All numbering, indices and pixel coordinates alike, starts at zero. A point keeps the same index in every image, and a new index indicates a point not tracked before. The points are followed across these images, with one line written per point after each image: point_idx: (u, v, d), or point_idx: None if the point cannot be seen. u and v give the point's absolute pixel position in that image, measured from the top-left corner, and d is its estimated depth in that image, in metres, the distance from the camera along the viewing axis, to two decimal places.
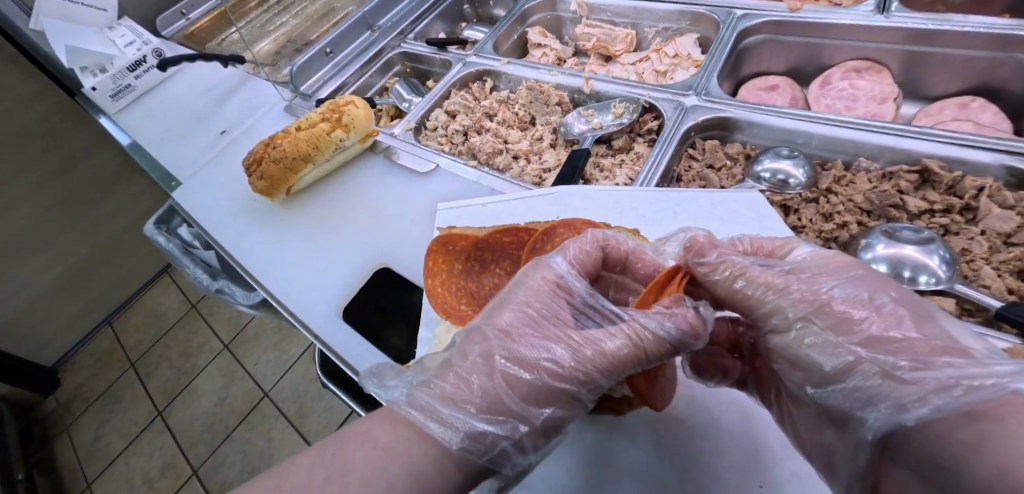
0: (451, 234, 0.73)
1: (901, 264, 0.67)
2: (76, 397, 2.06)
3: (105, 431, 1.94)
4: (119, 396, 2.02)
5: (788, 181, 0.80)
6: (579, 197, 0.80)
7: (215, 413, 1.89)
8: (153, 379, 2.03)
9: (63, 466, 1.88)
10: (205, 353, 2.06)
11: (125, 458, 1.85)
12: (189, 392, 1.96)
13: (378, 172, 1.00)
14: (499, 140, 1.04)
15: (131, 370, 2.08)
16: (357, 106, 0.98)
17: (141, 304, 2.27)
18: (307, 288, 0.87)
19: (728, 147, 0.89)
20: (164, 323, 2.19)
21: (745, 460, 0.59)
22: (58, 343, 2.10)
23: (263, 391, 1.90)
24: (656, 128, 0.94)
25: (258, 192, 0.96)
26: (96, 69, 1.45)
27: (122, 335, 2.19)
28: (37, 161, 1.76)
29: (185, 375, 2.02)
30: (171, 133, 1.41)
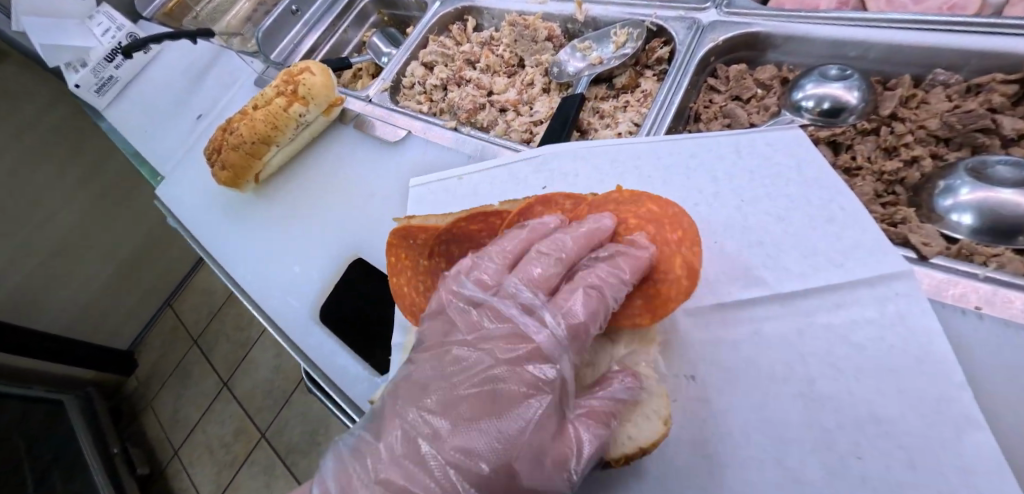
0: (408, 228, 0.61)
1: (1001, 215, 0.49)
2: (152, 375, 2.16)
3: (182, 402, 2.04)
4: (187, 372, 2.09)
5: (839, 111, 0.62)
6: (569, 159, 0.65)
7: (273, 380, 1.93)
8: (216, 352, 2.09)
9: (152, 438, 2.01)
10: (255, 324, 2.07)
11: (202, 426, 1.95)
12: (248, 362, 2.01)
13: (349, 146, 0.88)
14: (482, 91, 0.89)
15: (195, 347, 2.13)
16: (312, 73, 0.85)
17: (193, 285, 2.28)
18: (284, 289, 0.80)
19: (758, 72, 0.71)
20: (215, 301, 2.20)
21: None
22: (126, 327, 2.18)
23: None
24: (666, 56, 0.76)
25: (223, 184, 0.88)
26: (78, 65, 1.40)
27: (180, 312, 2.24)
28: (67, 171, 1.78)
29: (241, 346, 2.05)
30: (156, 123, 1.34)
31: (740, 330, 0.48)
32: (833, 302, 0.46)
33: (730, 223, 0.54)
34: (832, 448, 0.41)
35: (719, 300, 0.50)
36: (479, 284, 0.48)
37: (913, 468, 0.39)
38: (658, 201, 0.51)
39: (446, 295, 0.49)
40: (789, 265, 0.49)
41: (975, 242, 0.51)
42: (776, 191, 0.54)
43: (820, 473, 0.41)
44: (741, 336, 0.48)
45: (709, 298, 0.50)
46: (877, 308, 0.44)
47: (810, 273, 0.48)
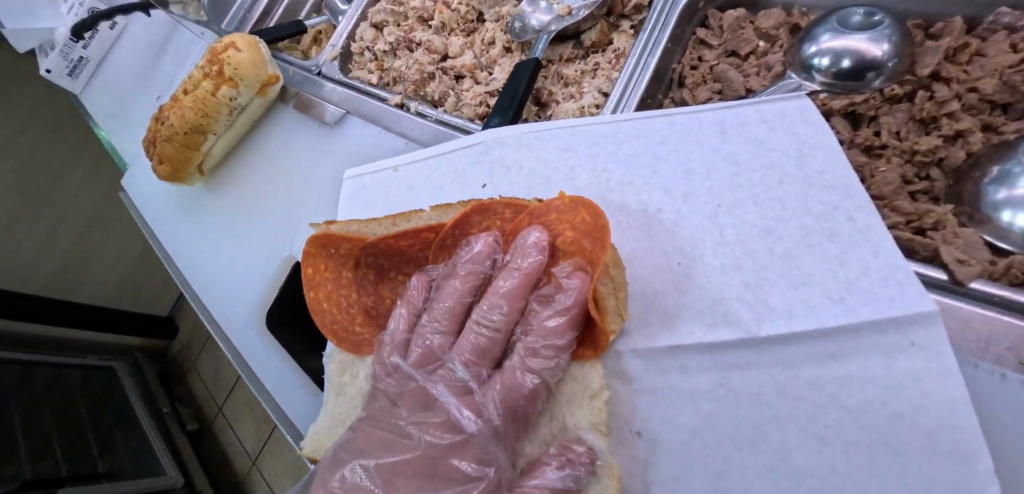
0: (327, 233, 0.52)
1: None
2: (194, 335, 1.70)
3: (224, 362, 1.60)
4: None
5: (867, 73, 0.47)
6: (514, 148, 0.53)
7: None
8: None
9: (200, 397, 1.61)
10: None
11: (242, 382, 1.53)
12: None
13: (291, 128, 0.78)
14: (436, 57, 0.76)
15: None
16: (238, 49, 0.74)
17: None
18: (231, 295, 0.74)
19: (760, 20, 0.56)
20: None
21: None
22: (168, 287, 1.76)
23: None
24: (646, 2, 0.61)
25: (164, 180, 0.81)
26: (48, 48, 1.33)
27: None
28: (59, 148, 1.45)
29: None
30: (124, 104, 1.27)
31: (703, 382, 0.38)
32: (823, 351, 0.35)
33: (699, 235, 0.42)
34: None
35: (679, 341, 0.39)
36: (419, 358, 0.43)
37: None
38: (594, 207, 0.41)
39: (380, 368, 0.45)
40: (770, 299, 0.38)
41: None
42: (765, 191, 0.42)
43: None
44: (702, 390, 0.38)
45: (664, 340, 0.40)
46: (881, 364, 0.34)
47: (798, 311, 0.36)
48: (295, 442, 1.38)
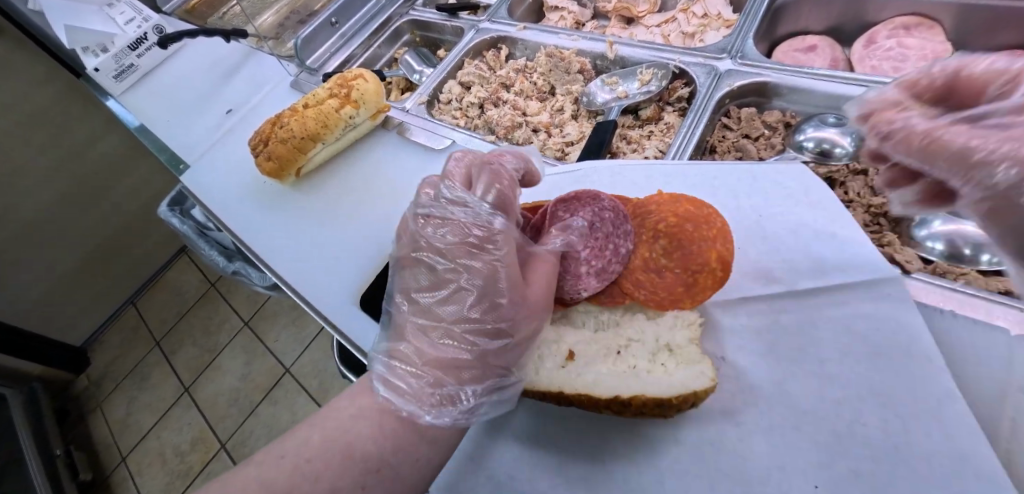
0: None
1: (961, 242, 0.61)
2: (106, 375, 2.10)
3: (136, 407, 1.99)
4: (146, 374, 2.06)
5: (834, 151, 0.74)
6: (596, 170, 0.75)
7: (239, 389, 1.91)
8: (179, 357, 2.06)
9: (99, 441, 1.95)
10: (226, 330, 2.07)
11: (156, 433, 1.90)
12: (214, 368, 1.99)
13: (392, 148, 0.96)
14: (518, 112, 0.98)
15: (157, 349, 2.11)
16: (366, 80, 0.93)
17: (165, 281, 2.27)
18: (320, 271, 0.85)
19: (765, 116, 0.82)
20: (187, 301, 2.20)
21: None
22: (83, 324, 2.12)
23: (285, 367, 1.91)
24: (687, 95, 0.87)
25: (266, 174, 0.93)
26: (97, 49, 1.40)
27: (146, 315, 2.20)
28: (60, 162, 1.80)
29: (209, 352, 2.04)
30: (178, 112, 1.36)
31: (760, 320, 0.56)
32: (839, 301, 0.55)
33: (751, 237, 0.63)
34: (838, 415, 0.49)
35: (744, 295, 0.58)
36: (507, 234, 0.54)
37: (904, 431, 0.47)
38: (693, 202, 0.56)
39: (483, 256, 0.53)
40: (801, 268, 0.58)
41: (942, 264, 0.62)
42: (788, 207, 0.63)
43: (829, 438, 0.48)
44: (760, 323, 0.56)
45: (735, 293, 0.58)
46: (871, 305, 0.54)
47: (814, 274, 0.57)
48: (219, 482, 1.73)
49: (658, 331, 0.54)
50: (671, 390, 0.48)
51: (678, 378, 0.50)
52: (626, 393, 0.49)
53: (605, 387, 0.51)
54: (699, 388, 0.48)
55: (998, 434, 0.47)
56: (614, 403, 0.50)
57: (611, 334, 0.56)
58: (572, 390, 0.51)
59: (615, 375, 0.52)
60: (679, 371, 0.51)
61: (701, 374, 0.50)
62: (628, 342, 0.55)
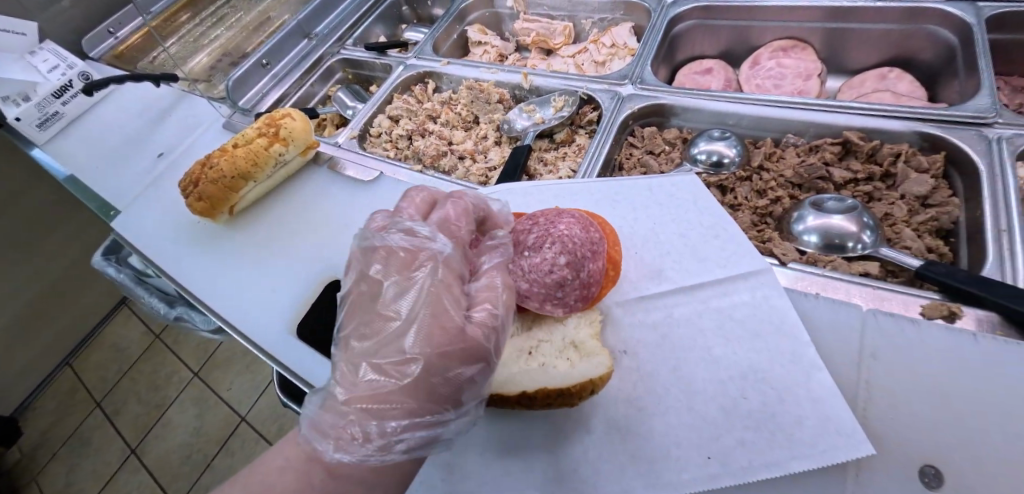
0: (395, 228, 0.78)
1: (831, 234, 0.71)
2: (41, 445, 1.95)
3: (77, 475, 1.85)
4: (87, 439, 1.93)
5: (723, 161, 0.83)
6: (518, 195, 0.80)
7: (191, 444, 1.83)
8: (123, 417, 1.95)
9: None
10: (175, 384, 1.99)
11: None
12: (162, 425, 1.89)
13: (324, 182, 0.99)
14: (444, 141, 1.03)
15: (98, 410, 1.99)
16: (293, 118, 0.97)
17: (105, 336, 2.18)
18: (254, 304, 0.86)
19: (665, 133, 0.91)
20: (131, 356, 2.11)
21: (684, 434, 0.59)
22: (15, 392, 1.99)
23: (240, 415, 1.86)
24: (596, 119, 0.95)
25: (197, 214, 0.94)
26: (18, 99, 1.35)
27: (84, 375, 2.09)
28: None
29: (156, 408, 1.94)
30: (109, 157, 1.34)
31: (650, 315, 0.67)
32: (727, 295, 0.67)
33: (646, 241, 0.73)
34: (727, 395, 0.60)
35: (635, 292, 0.69)
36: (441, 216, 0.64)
37: (780, 401, 0.58)
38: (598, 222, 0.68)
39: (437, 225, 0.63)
40: (689, 269, 0.70)
41: (817, 254, 0.71)
42: (683, 215, 0.75)
43: (718, 412, 0.59)
44: (652, 321, 0.67)
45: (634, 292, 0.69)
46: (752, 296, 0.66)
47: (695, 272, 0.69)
48: None
49: (564, 333, 0.63)
50: (572, 382, 0.58)
51: (578, 370, 0.59)
52: (530, 388, 0.58)
53: (518, 385, 0.59)
54: (599, 374, 0.58)
55: (855, 393, 0.57)
56: (522, 398, 0.59)
57: (521, 338, 0.64)
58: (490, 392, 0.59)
59: (524, 372, 0.60)
60: (582, 362, 0.60)
61: (599, 363, 0.59)
62: (535, 342, 0.63)
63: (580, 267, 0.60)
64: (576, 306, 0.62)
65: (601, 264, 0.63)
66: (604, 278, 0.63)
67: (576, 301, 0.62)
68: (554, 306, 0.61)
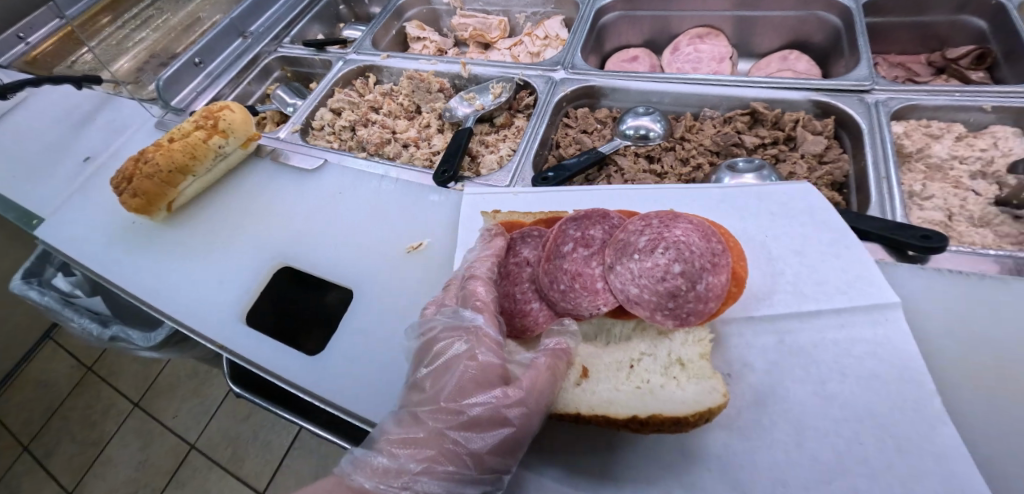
0: (503, 222, 0.75)
1: (742, 191, 0.80)
2: None
3: None
4: (15, 486, 1.77)
5: (649, 135, 0.91)
6: (511, 197, 0.81)
7: (137, 478, 1.72)
8: (55, 458, 1.81)
9: None
10: (112, 416, 1.87)
11: None
12: (103, 462, 1.77)
13: (267, 174, 0.99)
14: (387, 130, 1.05)
15: (26, 454, 1.84)
16: (232, 110, 0.96)
17: (28, 375, 2.02)
18: (199, 297, 0.84)
19: (596, 113, 0.97)
20: (58, 394, 1.96)
21: (790, 476, 0.56)
22: None
23: (189, 443, 1.76)
24: (532, 102, 1.00)
25: (132, 210, 0.91)
26: None
27: (6, 419, 1.93)
28: None
29: (93, 446, 1.81)
30: (26, 165, 1.26)
31: (767, 341, 0.65)
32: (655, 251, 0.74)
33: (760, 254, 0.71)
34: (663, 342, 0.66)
35: (749, 314, 0.67)
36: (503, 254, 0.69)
37: (898, 444, 0.56)
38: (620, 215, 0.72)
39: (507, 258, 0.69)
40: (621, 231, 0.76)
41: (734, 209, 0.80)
42: (796, 223, 0.73)
43: (833, 454, 0.57)
44: (770, 353, 0.64)
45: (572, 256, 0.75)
46: (872, 332, 0.62)
47: (820, 296, 0.66)
48: None
49: (671, 350, 0.62)
50: (686, 409, 0.56)
51: (689, 397, 0.58)
52: (643, 413, 0.57)
53: (628, 408, 0.58)
54: (710, 403, 0.56)
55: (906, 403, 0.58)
56: (632, 421, 0.58)
57: (625, 348, 0.65)
58: (591, 409, 0.60)
59: (629, 393, 0.60)
60: (692, 384, 0.59)
61: (714, 391, 0.57)
62: (637, 356, 0.63)
63: (696, 279, 0.58)
64: (690, 321, 0.59)
65: (723, 278, 0.59)
66: (725, 295, 0.59)
67: (689, 315, 0.59)
68: (665, 317, 0.59)
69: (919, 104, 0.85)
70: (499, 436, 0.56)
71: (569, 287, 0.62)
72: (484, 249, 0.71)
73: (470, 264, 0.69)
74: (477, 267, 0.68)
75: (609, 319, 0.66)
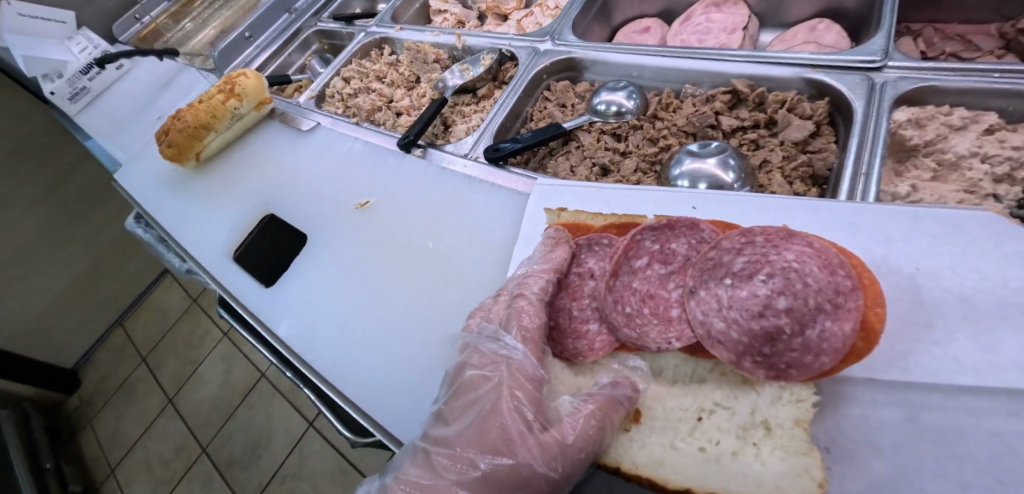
0: (566, 224, 0.71)
1: (700, 180, 0.74)
2: (96, 394, 2.15)
3: (123, 424, 2.01)
4: (133, 390, 2.09)
5: (620, 111, 0.86)
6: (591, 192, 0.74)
7: (219, 397, 1.94)
8: (164, 371, 2.10)
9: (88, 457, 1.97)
10: (207, 342, 2.11)
11: (141, 445, 1.93)
12: (194, 380, 2.03)
13: (275, 135, 1.10)
14: (383, 99, 1.10)
15: (144, 365, 2.15)
16: (247, 77, 1.08)
17: (150, 302, 2.34)
18: (206, 234, 0.99)
19: (577, 87, 0.94)
20: (169, 320, 2.25)
21: None
22: (71, 347, 2.19)
23: (260, 371, 1.95)
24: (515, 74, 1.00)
25: (167, 159, 1.07)
26: (53, 75, 1.55)
27: (131, 333, 2.27)
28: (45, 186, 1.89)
29: (191, 364, 2.08)
30: (121, 124, 1.51)
31: (893, 414, 0.54)
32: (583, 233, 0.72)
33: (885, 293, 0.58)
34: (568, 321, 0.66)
35: (874, 376, 0.55)
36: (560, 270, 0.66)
37: None
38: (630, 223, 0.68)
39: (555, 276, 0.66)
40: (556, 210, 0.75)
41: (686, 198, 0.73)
42: (963, 262, 0.57)
43: None
44: (899, 435, 0.53)
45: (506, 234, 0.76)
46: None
47: (986, 371, 0.52)
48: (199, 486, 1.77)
49: (752, 410, 0.57)
50: None
51: (772, 479, 0.53)
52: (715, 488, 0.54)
53: (705, 479, 0.55)
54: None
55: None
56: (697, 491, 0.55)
57: (694, 393, 0.60)
58: (666, 476, 0.56)
59: (700, 462, 0.56)
60: (777, 463, 0.54)
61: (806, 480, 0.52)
62: (709, 409, 0.59)
63: (807, 325, 0.52)
64: (789, 373, 0.53)
65: (846, 326, 0.51)
66: (844, 349, 0.52)
67: (787, 365, 0.53)
68: (755, 365, 0.54)
69: (940, 85, 0.70)
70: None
71: (637, 310, 0.60)
72: (542, 261, 0.67)
73: (524, 276, 0.67)
74: (529, 284, 0.66)
75: (679, 355, 0.62)
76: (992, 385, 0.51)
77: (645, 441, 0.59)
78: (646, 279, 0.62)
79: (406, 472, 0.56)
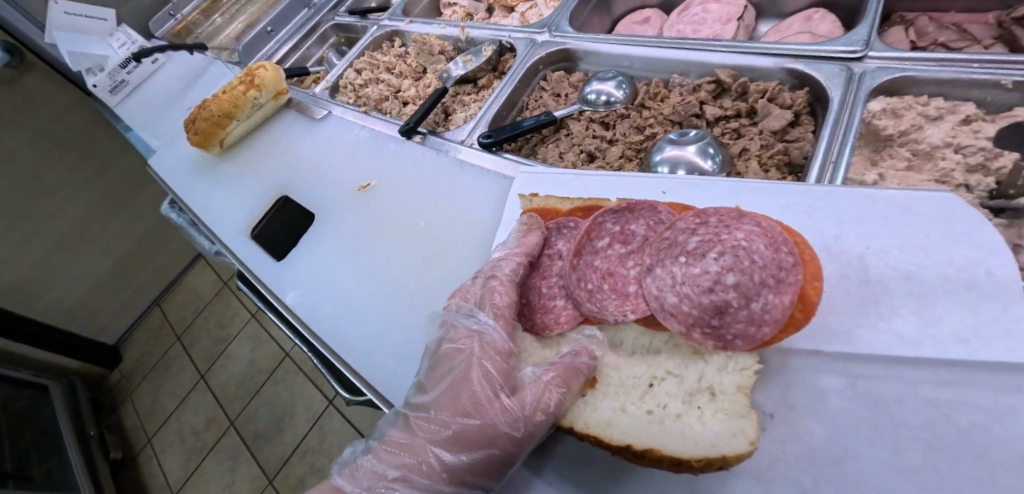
0: (536, 209, 0.74)
1: (679, 165, 0.77)
2: (136, 368, 2.30)
3: (160, 395, 2.17)
4: (169, 366, 2.24)
5: (609, 101, 0.90)
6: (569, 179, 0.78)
7: (247, 372, 2.07)
8: (196, 349, 2.24)
9: (127, 426, 2.13)
10: (237, 323, 2.24)
11: (175, 416, 2.07)
12: (224, 357, 2.16)
13: (291, 123, 1.18)
14: (391, 89, 1.15)
15: (178, 343, 2.30)
16: (266, 69, 1.16)
17: (184, 284, 2.48)
18: (227, 214, 1.07)
19: (571, 78, 0.98)
20: (202, 300, 2.40)
21: None
22: (115, 325, 2.36)
23: (285, 350, 2.06)
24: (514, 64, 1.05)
25: (194, 145, 1.16)
26: (96, 70, 1.68)
27: (169, 312, 2.42)
28: (89, 173, 2.04)
29: (221, 343, 2.21)
30: (157, 114, 1.63)
31: (838, 381, 0.55)
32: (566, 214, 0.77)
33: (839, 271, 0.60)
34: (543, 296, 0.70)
35: (824, 348, 0.57)
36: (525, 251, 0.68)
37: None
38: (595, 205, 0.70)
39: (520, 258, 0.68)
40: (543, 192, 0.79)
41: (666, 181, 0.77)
42: (914, 240, 0.59)
43: None
44: (848, 402, 0.54)
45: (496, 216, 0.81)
46: (991, 398, 0.50)
47: (938, 342, 0.53)
48: (227, 457, 1.89)
49: (700, 374, 0.57)
50: (698, 451, 0.52)
51: (710, 438, 0.53)
52: (648, 445, 0.54)
53: (644, 438, 0.55)
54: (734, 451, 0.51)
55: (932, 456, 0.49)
56: (631, 450, 0.55)
57: (650, 361, 0.61)
58: (610, 437, 0.57)
59: (642, 419, 0.57)
60: (717, 425, 0.54)
61: (740, 437, 0.52)
62: (660, 374, 0.60)
63: (754, 297, 0.52)
64: (735, 344, 0.54)
65: (789, 298, 0.52)
66: (785, 320, 0.52)
67: (735, 337, 0.54)
68: (704, 336, 0.54)
69: (917, 75, 0.72)
70: (486, 455, 0.57)
71: (597, 286, 0.61)
72: (516, 244, 0.70)
73: (499, 259, 0.69)
74: (501, 266, 0.68)
75: (637, 328, 0.63)
76: (929, 353, 0.53)
77: (598, 404, 0.60)
78: (599, 254, 0.62)
79: (388, 435, 0.60)
